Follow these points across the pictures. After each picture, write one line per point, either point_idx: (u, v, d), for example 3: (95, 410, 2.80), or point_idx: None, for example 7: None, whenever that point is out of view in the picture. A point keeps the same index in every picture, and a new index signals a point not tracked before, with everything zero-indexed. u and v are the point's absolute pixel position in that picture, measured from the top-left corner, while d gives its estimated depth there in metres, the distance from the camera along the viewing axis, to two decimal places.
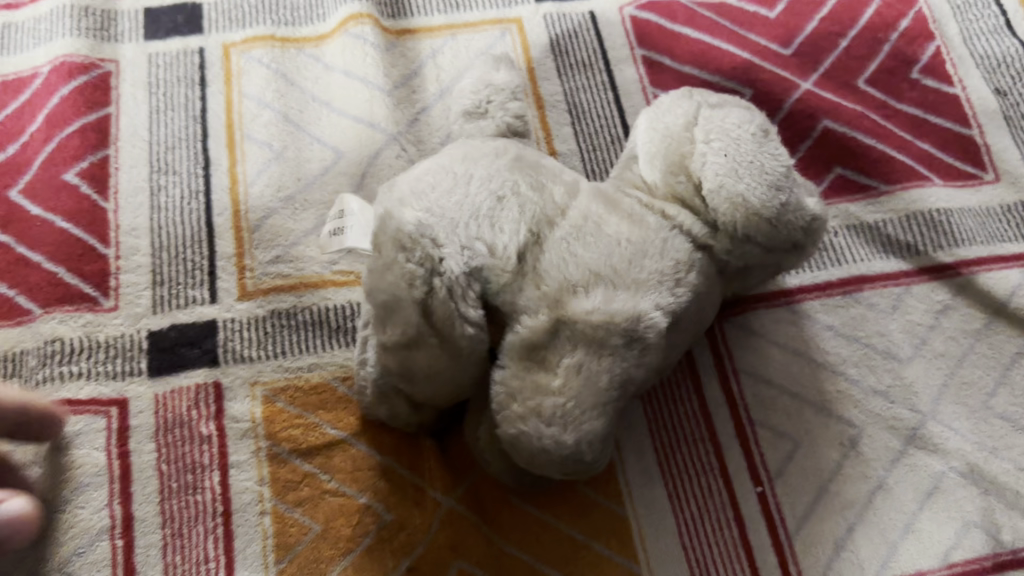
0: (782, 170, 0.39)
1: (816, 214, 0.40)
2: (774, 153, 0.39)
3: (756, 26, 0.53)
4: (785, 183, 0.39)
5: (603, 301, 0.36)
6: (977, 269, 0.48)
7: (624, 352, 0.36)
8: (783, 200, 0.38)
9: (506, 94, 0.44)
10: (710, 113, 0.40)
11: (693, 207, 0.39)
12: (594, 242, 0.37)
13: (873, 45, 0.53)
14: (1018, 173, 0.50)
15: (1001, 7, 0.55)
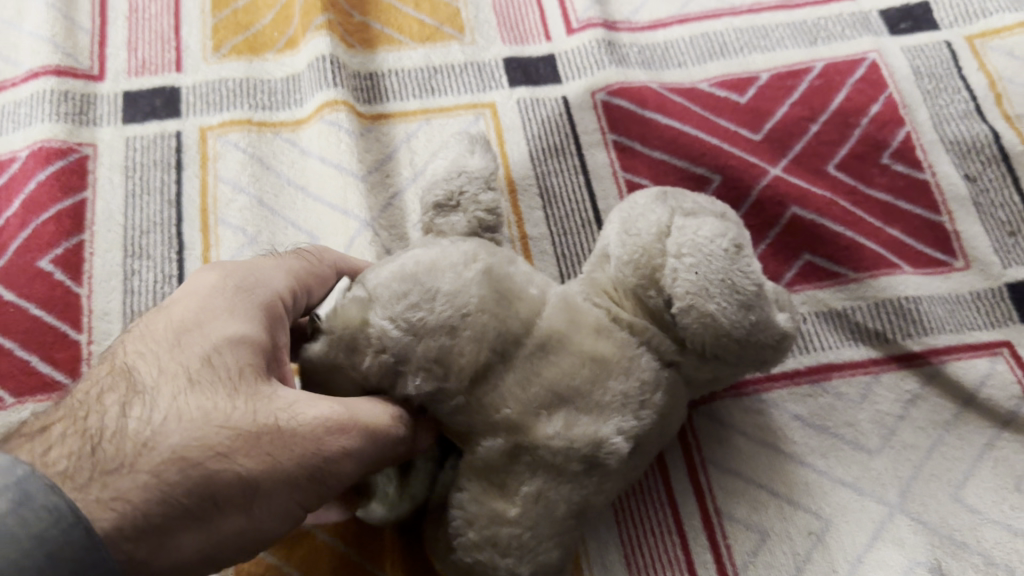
0: (755, 287, 0.35)
1: (786, 330, 0.37)
2: (749, 269, 0.35)
3: (729, 112, 0.55)
4: (757, 301, 0.35)
5: (563, 427, 0.33)
6: (947, 358, 0.48)
7: (582, 479, 0.34)
8: (755, 318, 0.35)
9: (480, 183, 0.40)
10: (682, 223, 0.36)
11: (661, 322, 0.36)
12: (561, 360, 0.34)
13: (842, 132, 0.54)
14: (988, 260, 0.51)
15: (971, 92, 0.56)
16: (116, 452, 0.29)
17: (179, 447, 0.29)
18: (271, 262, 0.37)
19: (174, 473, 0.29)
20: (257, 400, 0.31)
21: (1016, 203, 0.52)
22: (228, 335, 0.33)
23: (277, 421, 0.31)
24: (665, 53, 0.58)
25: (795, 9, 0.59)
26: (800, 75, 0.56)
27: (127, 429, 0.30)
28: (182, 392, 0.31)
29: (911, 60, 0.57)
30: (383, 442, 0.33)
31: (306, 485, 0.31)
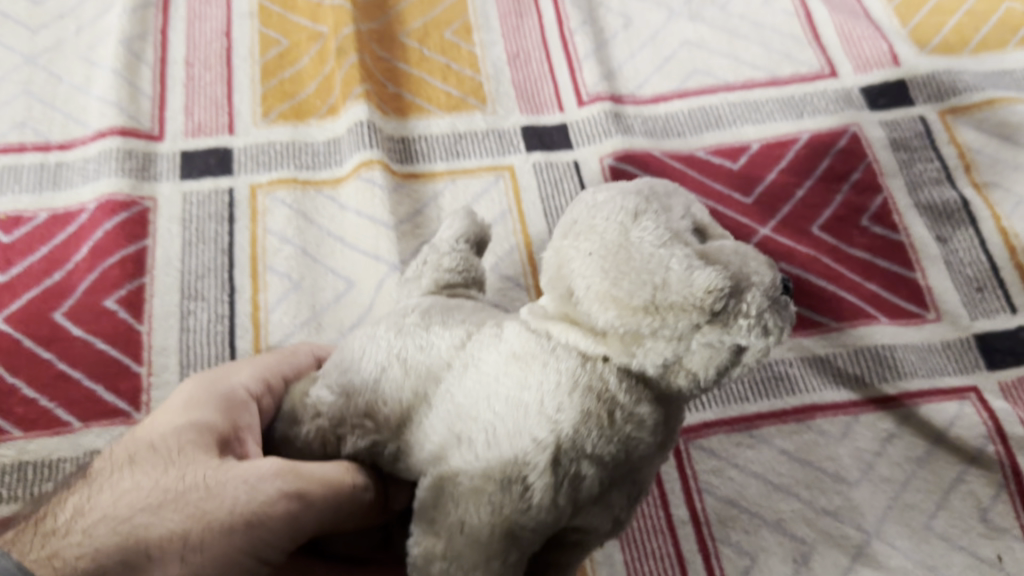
0: (660, 252, 0.31)
1: (729, 283, 0.30)
2: (651, 236, 0.31)
3: (723, 177, 0.61)
4: (659, 269, 0.30)
5: (484, 450, 0.32)
6: (919, 400, 0.53)
7: (510, 501, 0.31)
8: (664, 286, 0.30)
9: (450, 267, 0.42)
10: (591, 210, 0.33)
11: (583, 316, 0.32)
12: (475, 388, 0.33)
13: (825, 197, 0.60)
14: (957, 313, 0.56)
15: (943, 162, 0.62)
16: (59, 522, 0.32)
17: (116, 513, 0.32)
18: (247, 363, 0.42)
19: (105, 533, 0.31)
20: (188, 465, 0.34)
21: (982, 263, 0.58)
22: (181, 420, 0.36)
23: (204, 479, 0.33)
24: (667, 123, 0.64)
25: (785, 86, 0.66)
26: (787, 145, 0.63)
27: (73, 503, 0.33)
28: (126, 468, 0.34)
29: (889, 133, 0.63)
30: (318, 500, 0.34)
31: (245, 536, 0.32)
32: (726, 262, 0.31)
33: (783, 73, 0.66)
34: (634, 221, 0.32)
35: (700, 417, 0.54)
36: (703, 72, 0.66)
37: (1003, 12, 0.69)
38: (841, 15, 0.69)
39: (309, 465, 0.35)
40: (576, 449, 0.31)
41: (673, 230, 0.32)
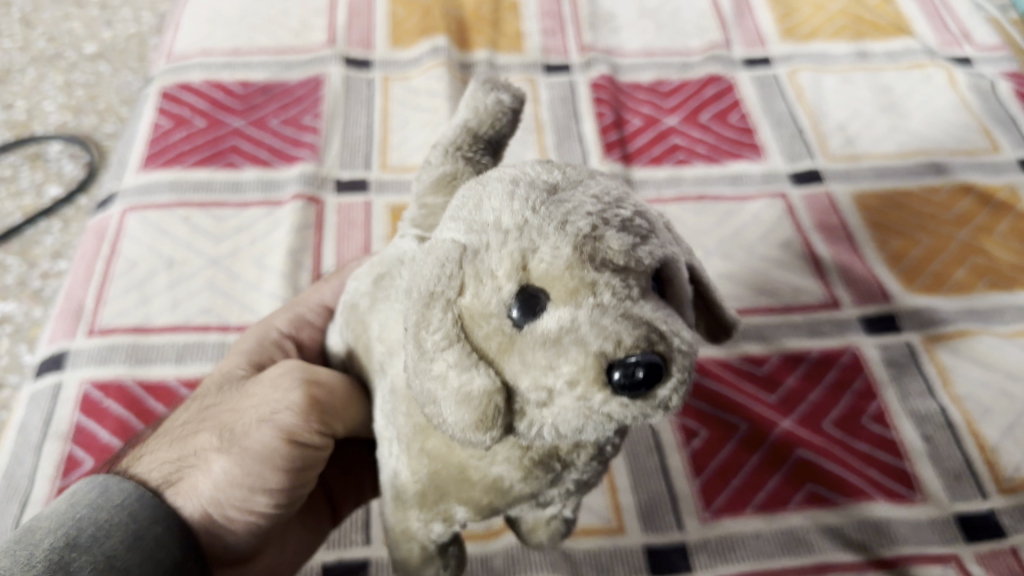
0: (452, 362, 0.32)
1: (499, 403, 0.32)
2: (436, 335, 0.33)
3: (749, 379, 0.78)
4: (446, 380, 0.33)
5: (393, 464, 0.43)
6: (912, 564, 0.67)
7: (410, 523, 0.44)
8: (455, 393, 0.32)
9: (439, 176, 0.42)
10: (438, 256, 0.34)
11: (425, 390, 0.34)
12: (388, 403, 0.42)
13: (831, 401, 0.77)
14: (940, 497, 0.71)
15: (926, 378, 0.79)
16: (155, 441, 0.54)
17: (176, 437, 0.53)
18: (282, 316, 0.64)
19: (172, 449, 0.52)
20: (232, 395, 0.54)
21: (959, 458, 0.73)
22: (231, 370, 0.59)
23: (236, 404, 0.53)
24: None
25: (798, 313, 0.83)
26: (800, 359, 0.80)
27: (162, 430, 0.55)
28: (197, 402, 0.57)
29: (883, 354, 0.80)
30: (327, 389, 0.49)
31: (264, 427, 0.50)
32: (515, 368, 0.32)
33: (796, 301, 0.84)
34: (427, 310, 0.33)
35: (735, 568, 0.67)
36: (731, 298, 0.84)
37: (971, 263, 0.87)
38: (842, 260, 0.88)
39: (321, 369, 0.51)
40: (442, 493, 0.40)
41: (487, 316, 0.32)
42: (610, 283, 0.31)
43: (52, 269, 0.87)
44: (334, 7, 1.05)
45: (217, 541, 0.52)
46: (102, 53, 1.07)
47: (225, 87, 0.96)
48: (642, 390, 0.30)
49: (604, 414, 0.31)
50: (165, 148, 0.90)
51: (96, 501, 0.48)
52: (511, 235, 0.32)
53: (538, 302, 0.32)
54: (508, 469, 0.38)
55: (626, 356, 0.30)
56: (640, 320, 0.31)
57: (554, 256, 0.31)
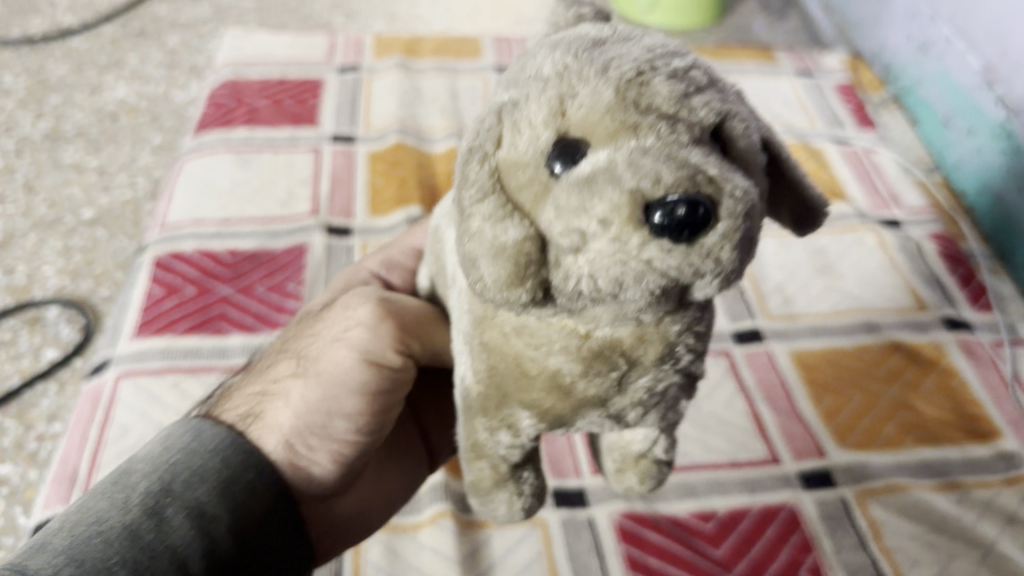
0: (500, 211, 0.38)
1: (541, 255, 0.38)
2: (477, 197, 0.39)
3: (696, 534, 0.85)
4: (500, 227, 0.38)
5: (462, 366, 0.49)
6: None
7: (479, 427, 0.50)
8: (498, 242, 0.38)
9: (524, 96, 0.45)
10: (501, 110, 0.40)
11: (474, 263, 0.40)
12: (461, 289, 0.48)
13: (773, 553, 0.83)
14: None
15: (858, 531, 0.86)
16: (235, 389, 0.67)
17: (256, 382, 0.66)
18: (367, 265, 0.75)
19: (253, 391, 0.65)
20: (305, 337, 0.67)
21: None
22: (305, 313, 0.72)
23: (311, 343, 0.65)
24: (655, 491, 0.88)
25: (742, 469, 0.90)
26: (743, 514, 0.86)
27: (239, 381, 0.68)
28: (274, 350, 0.69)
29: (819, 507, 0.87)
30: (402, 306, 0.62)
31: (343, 348, 0.63)
32: (549, 217, 0.37)
33: (741, 457, 0.91)
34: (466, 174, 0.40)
35: None
36: (683, 453, 0.91)
37: (900, 419, 0.95)
38: (781, 419, 0.95)
39: (389, 298, 0.64)
40: (504, 386, 0.46)
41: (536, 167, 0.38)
42: (647, 121, 0.37)
43: (48, 431, 0.93)
44: (318, 177, 1.16)
45: (304, 476, 0.62)
46: (100, 218, 1.15)
47: (215, 255, 1.04)
48: (680, 225, 0.34)
49: (646, 263, 0.35)
50: (156, 316, 0.97)
51: (188, 448, 0.58)
52: (553, 84, 0.39)
53: (576, 149, 0.37)
54: (565, 360, 0.43)
55: (664, 196, 0.34)
56: (683, 164, 0.35)
57: (592, 100, 0.37)
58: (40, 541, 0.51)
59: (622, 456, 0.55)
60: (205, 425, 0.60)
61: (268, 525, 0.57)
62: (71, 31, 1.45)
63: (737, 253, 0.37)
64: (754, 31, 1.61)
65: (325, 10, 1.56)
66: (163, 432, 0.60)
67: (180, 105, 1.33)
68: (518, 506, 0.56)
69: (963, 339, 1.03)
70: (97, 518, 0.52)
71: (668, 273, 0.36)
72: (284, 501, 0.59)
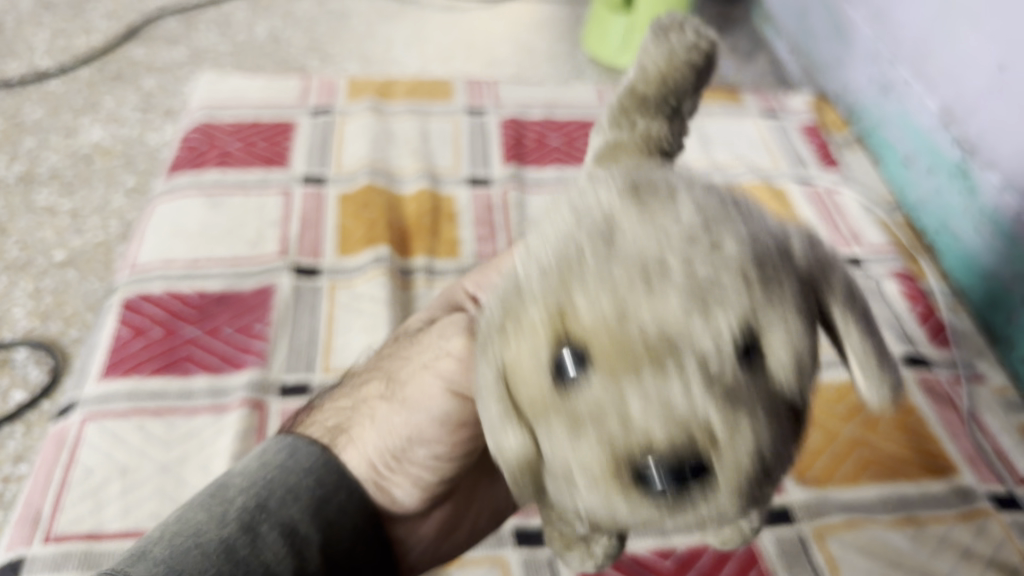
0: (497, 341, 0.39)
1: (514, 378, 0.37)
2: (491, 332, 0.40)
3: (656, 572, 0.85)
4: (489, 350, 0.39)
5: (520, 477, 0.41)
6: None
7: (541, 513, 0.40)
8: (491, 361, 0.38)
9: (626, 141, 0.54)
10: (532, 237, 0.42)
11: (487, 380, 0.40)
12: None
13: None
14: None
15: (815, 568, 0.87)
16: (344, 395, 0.69)
17: (355, 395, 0.68)
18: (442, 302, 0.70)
19: (350, 403, 0.67)
20: (395, 355, 0.66)
21: None
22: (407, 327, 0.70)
23: (395, 367, 0.65)
24: None
25: None
26: (701, 551, 0.87)
27: (355, 379, 0.70)
28: (380, 355, 0.69)
29: (777, 545, 0.88)
30: None
31: (423, 375, 0.60)
32: (511, 341, 0.37)
33: None
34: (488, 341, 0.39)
35: None
36: None
37: (857, 455, 0.96)
38: None
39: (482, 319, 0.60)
40: (527, 472, 0.37)
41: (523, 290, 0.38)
42: (648, 353, 0.33)
43: (13, 472, 0.93)
44: (287, 219, 1.17)
45: (387, 495, 0.65)
46: (71, 260, 1.16)
47: (183, 296, 1.05)
48: (668, 492, 0.32)
49: (648, 515, 0.33)
50: (124, 357, 0.98)
51: (285, 465, 0.61)
52: (554, 283, 0.36)
53: (579, 369, 0.34)
54: (564, 437, 0.34)
55: (648, 463, 0.32)
56: (680, 415, 0.32)
57: (592, 310, 0.34)
58: (142, 548, 0.54)
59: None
60: (299, 440, 0.63)
61: (354, 547, 0.60)
62: (47, 75, 1.47)
63: (751, 482, 0.34)
64: (723, 72, 1.65)
65: (301, 53, 1.59)
66: (262, 446, 0.64)
67: (154, 147, 1.35)
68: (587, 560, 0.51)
69: (920, 375, 1.05)
70: (197, 529, 0.55)
71: (666, 515, 0.33)
72: (366, 522, 0.62)
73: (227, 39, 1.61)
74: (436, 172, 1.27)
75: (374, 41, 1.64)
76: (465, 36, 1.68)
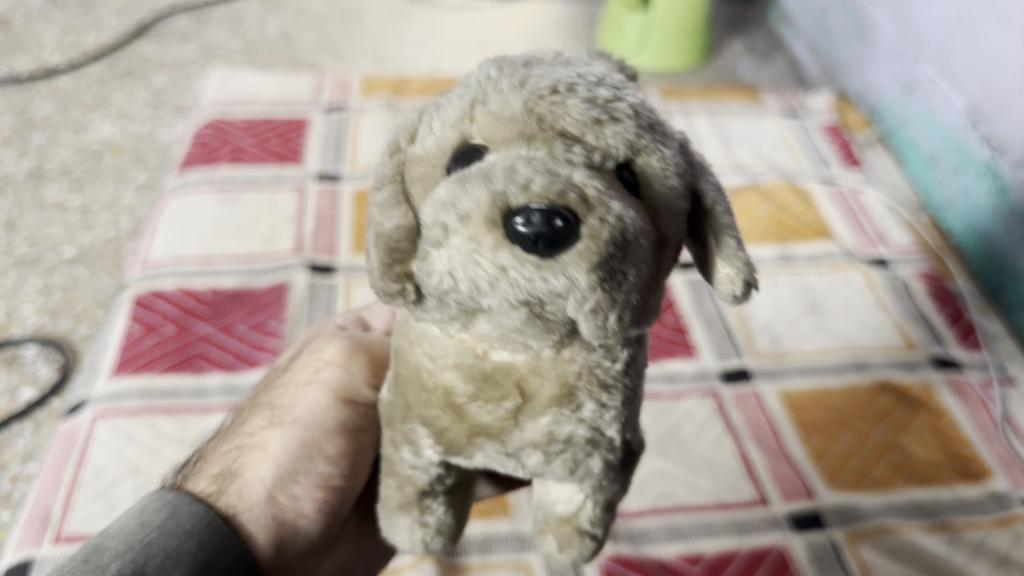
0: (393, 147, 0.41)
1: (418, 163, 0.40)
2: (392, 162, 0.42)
3: None
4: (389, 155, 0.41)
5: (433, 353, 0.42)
6: None
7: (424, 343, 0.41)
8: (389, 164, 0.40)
9: None
10: None
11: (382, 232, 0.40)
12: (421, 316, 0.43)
13: None
14: None
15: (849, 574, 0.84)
16: (214, 448, 0.65)
17: (231, 441, 0.65)
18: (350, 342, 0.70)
19: (229, 446, 0.64)
20: (281, 383, 0.68)
21: None
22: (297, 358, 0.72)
23: (286, 389, 0.66)
24: (643, 534, 0.86)
25: (730, 510, 0.88)
26: (730, 557, 0.84)
27: (225, 429, 0.69)
28: (258, 393, 0.70)
29: (809, 550, 0.85)
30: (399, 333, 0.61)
31: (315, 391, 0.64)
32: (417, 155, 0.40)
33: (729, 498, 0.90)
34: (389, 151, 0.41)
35: None
36: (670, 495, 0.89)
37: (889, 459, 0.94)
38: (770, 460, 0.94)
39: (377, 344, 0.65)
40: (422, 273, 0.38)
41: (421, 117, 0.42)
42: (543, 136, 0.37)
43: (22, 472, 0.91)
44: (302, 216, 1.15)
45: (292, 528, 0.61)
46: (81, 257, 1.13)
47: (196, 293, 1.03)
48: (540, 234, 0.33)
49: (499, 268, 0.34)
50: (135, 354, 0.96)
51: (163, 526, 0.53)
52: (472, 91, 0.40)
53: (478, 152, 0.38)
54: (448, 195, 0.36)
55: (522, 205, 0.34)
56: (553, 184, 0.34)
57: (500, 107, 0.38)
58: None
59: (545, 514, 0.47)
60: (180, 498, 0.56)
61: None
62: (58, 70, 1.45)
63: (609, 279, 0.35)
64: (740, 72, 1.63)
65: (313, 51, 1.57)
66: (141, 500, 0.56)
67: (165, 144, 1.32)
68: (422, 541, 0.49)
69: (951, 378, 1.02)
70: None
71: (521, 280, 0.35)
72: None
73: (238, 37, 1.59)
74: None
75: (387, 40, 1.62)
76: (479, 36, 1.66)
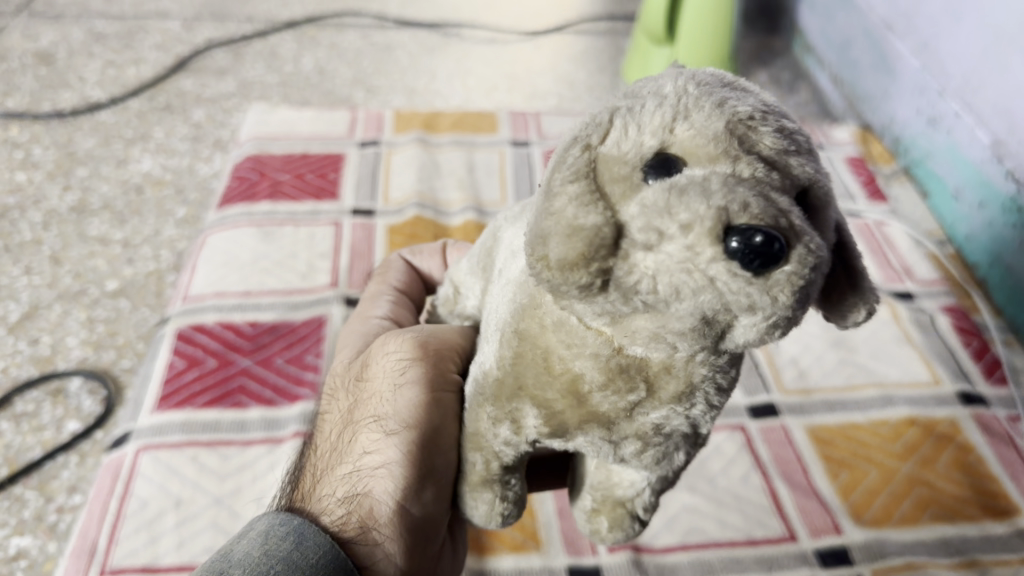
0: (578, 161, 0.37)
1: (601, 158, 0.37)
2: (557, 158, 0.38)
3: None
4: (569, 154, 0.37)
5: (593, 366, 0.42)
6: None
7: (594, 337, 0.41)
8: (581, 160, 0.37)
9: None
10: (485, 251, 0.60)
11: (565, 227, 0.35)
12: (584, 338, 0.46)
13: None
14: None
15: None
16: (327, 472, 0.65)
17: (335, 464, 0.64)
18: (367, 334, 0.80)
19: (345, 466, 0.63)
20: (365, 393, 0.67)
21: None
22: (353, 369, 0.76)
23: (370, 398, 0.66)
24: (672, 568, 0.88)
25: (759, 546, 0.90)
26: None
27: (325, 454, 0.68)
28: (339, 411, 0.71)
29: None
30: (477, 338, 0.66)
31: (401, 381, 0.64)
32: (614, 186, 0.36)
33: (758, 534, 0.91)
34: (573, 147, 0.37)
35: None
36: (698, 530, 0.91)
37: (916, 495, 0.95)
38: (797, 496, 0.95)
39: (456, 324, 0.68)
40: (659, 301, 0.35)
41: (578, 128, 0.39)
42: (747, 158, 0.35)
43: (67, 502, 0.93)
44: (338, 251, 1.18)
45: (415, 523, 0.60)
46: (123, 290, 1.17)
47: (236, 328, 1.06)
48: (760, 254, 0.32)
49: (710, 279, 0.33)
50: (177, 389, 0.99)
51: (287, 558, 0.52)
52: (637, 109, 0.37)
53: (672, 167, 0.36)
54: (649, 203, 0.34)
55: (745, 225, 0.32)
56: (730, 188, 0.33)
57: (703, 126, 0.36)
58: None
59: (604, 498, 0.52)
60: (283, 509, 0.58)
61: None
62: (100, 105, 1.50)
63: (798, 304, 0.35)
64: None
65: (347, 85, 1.61)
66: (263, 523, 0.55)
67: (204, 178, 1.36)
68: (497, 513, 0.55)
69: (978, 414, 1.03)
70: None
71: (727, 294, 0.34)
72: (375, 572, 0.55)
73: (274, 71, 1.63)
74: (483, 204, 1.27)
75: (418, 73, 1.65)
76: (507, 68, 1.69)
